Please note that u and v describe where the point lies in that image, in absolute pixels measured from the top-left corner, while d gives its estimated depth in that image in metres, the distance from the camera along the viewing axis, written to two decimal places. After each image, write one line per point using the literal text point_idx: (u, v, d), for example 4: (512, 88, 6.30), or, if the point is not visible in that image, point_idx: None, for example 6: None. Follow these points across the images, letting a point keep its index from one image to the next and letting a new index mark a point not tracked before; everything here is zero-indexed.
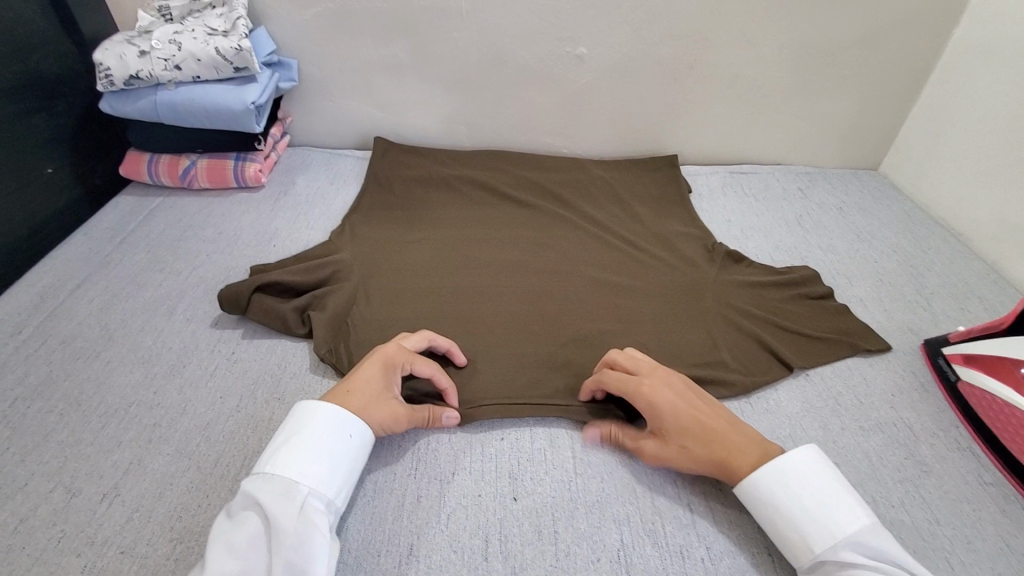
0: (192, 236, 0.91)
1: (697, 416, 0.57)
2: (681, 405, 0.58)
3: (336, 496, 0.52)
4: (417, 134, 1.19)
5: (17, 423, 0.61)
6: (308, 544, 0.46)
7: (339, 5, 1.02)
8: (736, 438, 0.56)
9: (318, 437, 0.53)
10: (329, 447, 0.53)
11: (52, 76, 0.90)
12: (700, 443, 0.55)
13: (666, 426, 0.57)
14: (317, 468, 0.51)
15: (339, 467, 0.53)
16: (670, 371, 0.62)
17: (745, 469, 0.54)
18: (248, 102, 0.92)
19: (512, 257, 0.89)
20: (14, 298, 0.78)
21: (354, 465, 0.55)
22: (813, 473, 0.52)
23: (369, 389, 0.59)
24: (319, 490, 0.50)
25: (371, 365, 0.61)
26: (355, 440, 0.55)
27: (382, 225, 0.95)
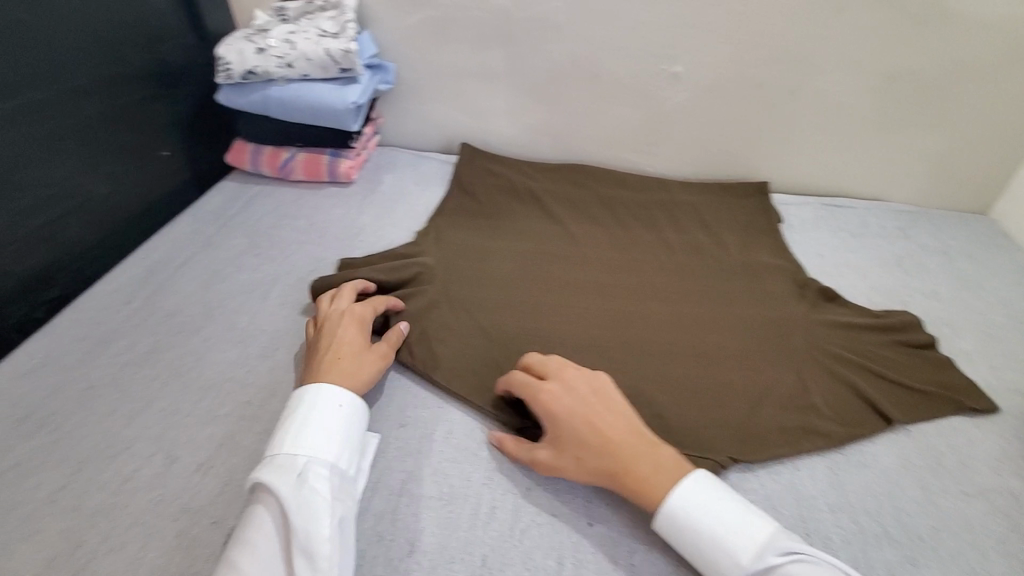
0: (285, 225, 0.95)
1: (599, 423, 0.56)
2: (578, 412, 0.57)
3: (343, 460, 0.54)
4: (502, 142, 1.21)
5: (125, 386, 0.65)
6: (309, 511, 0.48)
7: (442, 12, 1.05)
8: (632, 451, 0.54)
9: (309, 413, 0.55)
10: (322, 420, 0.55)
11: (177, 66, 0.97)
12: (595, 455, 0.55)
13: (563, 435, 0.57)
14: (316, 440, 0.54)
15: (338, 436, 0.55)
16: (579, 373, 0.61)
17: (644, 484, 0.53)
18: (349, 102, 0.96)
19: (592, 276, 0.88)
20: (128, 270, 0.84)
21: (353, 431, 0.57)
22: (712, 513, 0.51)
23: (347, 352, 0.63)
24: (320, 458, 0.52)
25: (340, 330, 0.66)
26: (347, 408, 0.57)
27: (465, 231, 0.97)
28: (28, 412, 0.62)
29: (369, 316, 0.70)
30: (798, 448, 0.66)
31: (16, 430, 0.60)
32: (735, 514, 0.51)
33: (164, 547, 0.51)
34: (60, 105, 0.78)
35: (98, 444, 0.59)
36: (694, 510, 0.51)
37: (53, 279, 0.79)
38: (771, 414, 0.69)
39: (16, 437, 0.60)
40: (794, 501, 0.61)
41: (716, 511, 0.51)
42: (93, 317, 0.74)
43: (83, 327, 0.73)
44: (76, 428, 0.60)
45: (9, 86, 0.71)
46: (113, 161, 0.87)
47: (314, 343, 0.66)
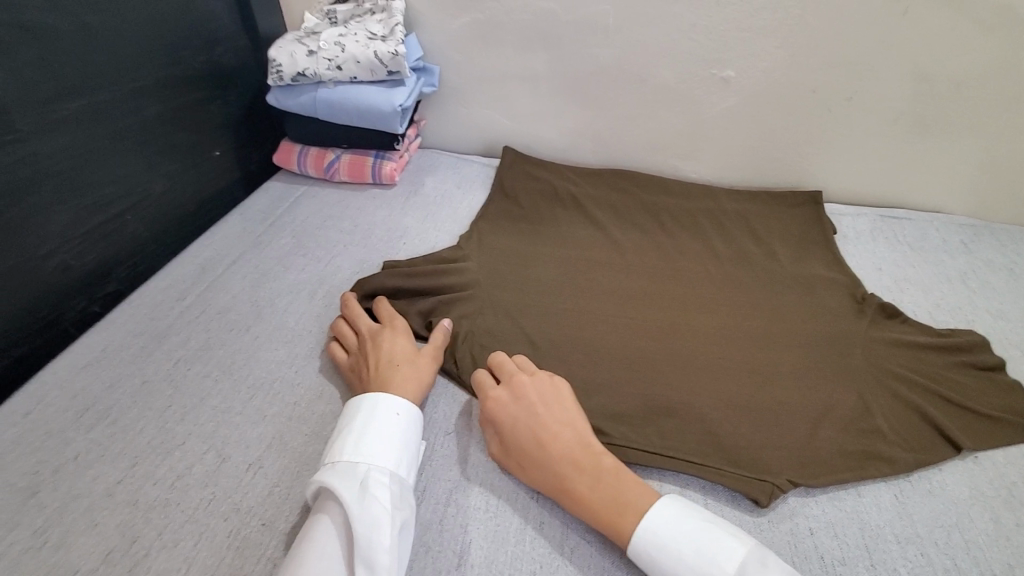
0: (330, 226, 0.96)
1: (544, 434, 0.57)
2: (522, 422, 0.59)
3: (402, 469, 0.54)
4: (543, 146, 1.19)
5: (178, 382, 0.66)
6: (371, 518, 0.48)
7: (488, 15, 1.04)
8: (569, 462, 0.55)
9: (368, 421, 0.55)
10: (381, 428, 0.55)
11: (230, 68, 0.98)
12: (535, 465, 0.56)
13: (509, 444, 0.58)
14: (375, 448, 0.53)
15: (397, 444, 0.55)
16: (528, 382, 0.62)
17: (578, 497, 0.53)
18: (395, 105, 0.97)
19: (638, 284, 0.86)
20: (180, 267, 0.85)
21: (410, 440, 0.57)
22: (680, 550, 0.49)
23: (400, 358, 0.64)
24: (380, 465, 0.52)
25: (387, 341, 0.66)
26: (405, 417, 0.57)
27: (508, 236, 0.96)
28: (87, 404, 0.63)
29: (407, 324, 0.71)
30: (859, 473, 0.63)
31: (76, 421, 0.61)
32: (705, 547, 0.48)
33: (216, 546, 0.51)
34: (121, 105, 0.80)
35: (153, 439, 0.60)
36: (661, 548, 0.49)
37: (110, 274, 0.81)
38: (830, 436, 0.66)
39: (75, 429, 0.60)
40: (857, 530, 0.58)
41: (685, 546, 0.49)
42: (147, 312, 0.76)
43: (138, 322, 0.74)
44: (132, 422, 0.61)
45: (76, 87, 0.73)
46: (169, 160, 0.89)
47: (362, 359, 0.65)
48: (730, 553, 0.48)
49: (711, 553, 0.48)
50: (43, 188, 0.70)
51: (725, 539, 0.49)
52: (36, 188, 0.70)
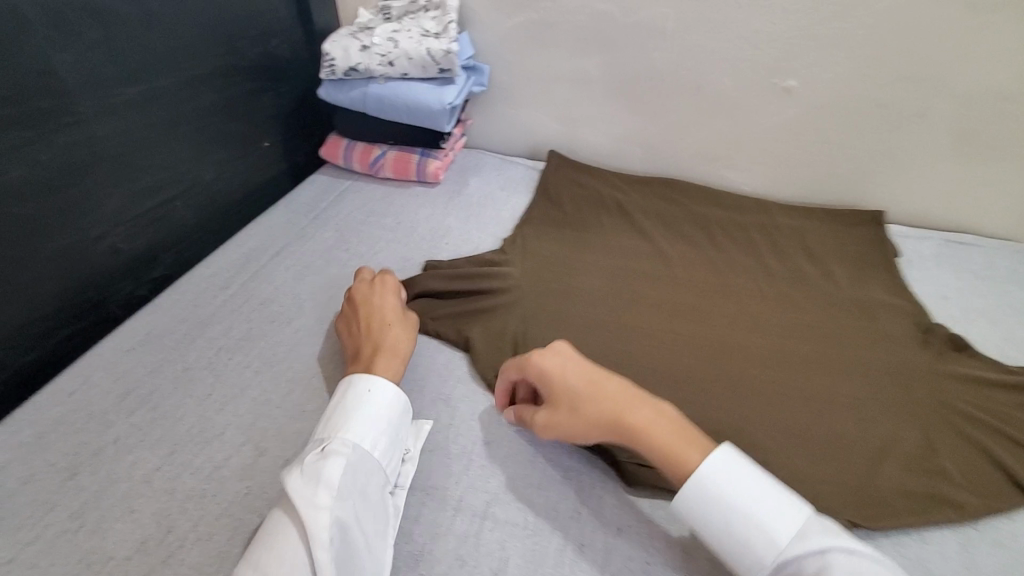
0: (373, 222, 0.95)
1: (596, 384, 0.56)
2: (571, 367, 0.57)
3: (370, 444, 0.53)
4: (590, 151, 1.17)
5: (220, 371, 0.66)
6: (313, 485, 0.48)
7: (543, 15, 1.03)
8: (627, 400, 0.54)
9: (345, 398, 0.56)
10: (353, 403, 0.55)
11: (284, 60, 0.99)
12: (590, 405, 0.54)
13: (558, 390, 0.57)
14: (342, 421, 0.54)
15: (367, 418, 0.54)
16: (567, 340, 0.62)
17: (641, 429, 0.52)
18: (445, 103, 0.96)
19: (687, 299, 0.83)
20: (224, 255, 0.85)
21: (388, 416, 0.56)
22: (739, 507, 0.47)
23: (388, 316, 0.67)
24: (343, 437, 0.52)
25: (377, 300, 0.69)
26: (378, 392, 0.56)
27: (553, 242, 0.94)
28: (129, 388, 0.63)
29: (398, 285, 0.73)
30: (921, 518, 0.58)
31: (118, 405, 0.61)
32: (768, 506, 0.46)
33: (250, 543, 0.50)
34: (178, 91, 0.80)
35: (191, 427, 0.59)
36: (718, 500, 0.48)
37: (157, 259, 0.82)
38: (890, 475, 0.61)
39: (117, 413, 0.60)
40: None
41: (745, 503, 0.47)
42: (191, 299, 0.76)
43: (182, 308, 0.74)
44: (172, 409, 0.61)
45: (135, 71, 0.73)
46: (220, 149, 0.89)
47: (354, 315, 0.68)
48: (792, 517, 0.46)
49: (774, 513, 0.46)
50: (98, 170, 0.71)
51: (784, 502, 0.47)
52: (92, 170, 0.71)
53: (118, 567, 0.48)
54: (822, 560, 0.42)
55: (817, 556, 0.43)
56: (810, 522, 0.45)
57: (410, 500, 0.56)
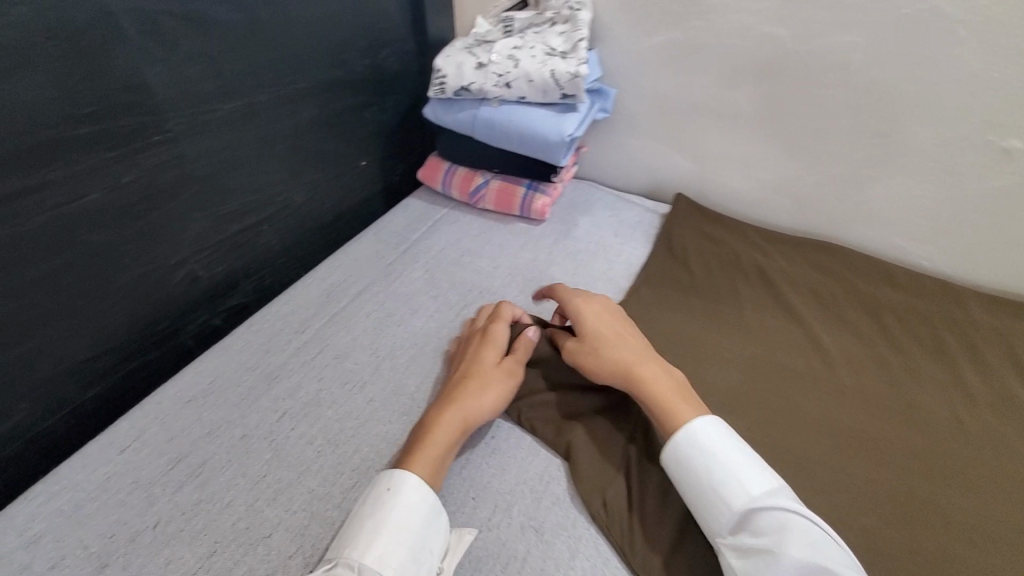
0: (467, 263, 0.84)
1: (623, 333, 0.61)
2: (603, 317, 0.63)
3: (381, 564, 0.44)
4: (723, 197, 0.99)
5: (280, 445, 0.56)
6: None
7: (691, 36, 0.86)
8: (642, 352, 0.59)
9: (361, 501, 0.48)
10: (365, 507, 0.47)
11: (391, 73, 0.90)
12: (609, 345, 0.59)
13: (585, 330, 0.62)
14: (352, 534, 0.46)
15: (382, 528, 0.45)
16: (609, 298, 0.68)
17: (644, 375, 0.56)
18: (564, 134, 0.82)
19: (849, 422, 0.65)
20: (305, 289, 0.77)
21: (410, 524, 0.46)
22: (721, 456, 0.49)
23: (473, 371, 0.58)
24: (349, 557, 0.44)
25: (472, 351, 0.61)
26: (393, 491, 0.47)
27: (676, 315, 0.77)
28: (181, 453, 0.55)
29: (500, 335, 0.62)
30: None
31: (166, 475, 0.53)
32: (745, 464, 0.49)
33: None
34: (276, 108, 0.72)
35: (238, 521, 0.50)
36: (701, 452, 0.50)
37: (237, 286, 0.75)
38: None
39: (163, 486, 0.52)
40: None
41: (726, 453, 0.50)
42: (263, 341, 0.68)
43: (252, 353, 0.66)
44: (222, 490, 0.52)
45: (232, 87, 0.66)
46: (314, 169, 0.81)
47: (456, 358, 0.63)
48: (763, 481, 0.48)
49: (751, 470, 0.49)
50: (184, 193, 0.64)
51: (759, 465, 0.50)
52: (178, 192, 0.64)
53: None
54: (788, 517, 0.45)
55: (782, 514, 0.45)
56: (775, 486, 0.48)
57: None
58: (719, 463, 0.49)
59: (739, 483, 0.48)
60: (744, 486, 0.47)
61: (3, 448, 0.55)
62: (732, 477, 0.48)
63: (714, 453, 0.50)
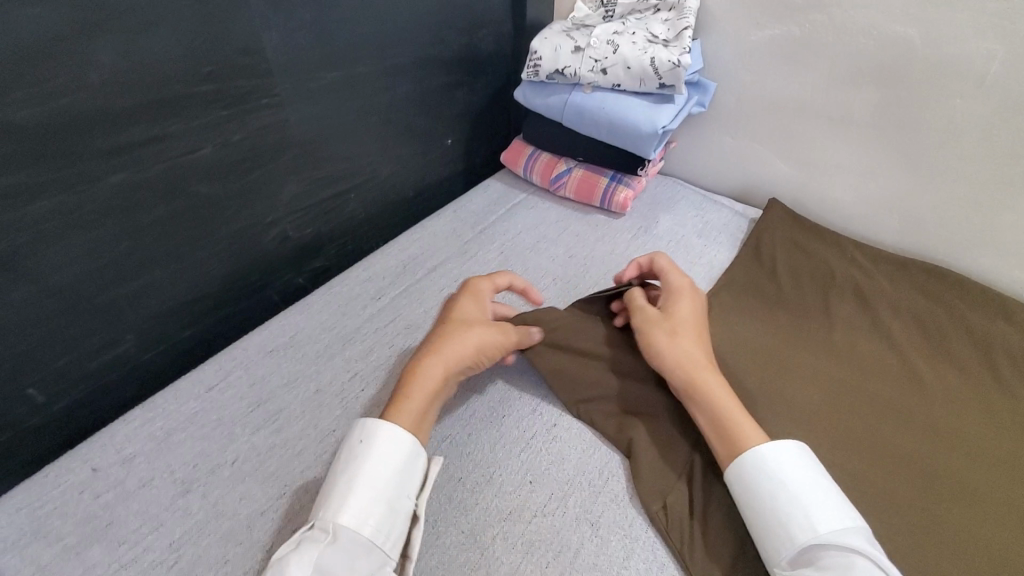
0: (541, 250, 0.83)
1: (697, 334, 0.58)
2: (696, 310, 0.61)
3: (359, 519, 0.44)
4: (822, 207, 0.92)
5: (350, 403, 0.58)
6: None
7: (808, 30, 0.80)
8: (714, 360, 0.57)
9: (334, 462, 0.48)
10: (340, 468, 0.47)
11: (486, 54, 0.90)
12: (694, 338, 0.57)
13: (676, 313, 0.59)
14: (326, 496, 0.45)
15: (356, 484, 0.45)
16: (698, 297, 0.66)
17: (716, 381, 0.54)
18: (657, 126, 0.79)
19: (950, 466, 0.59)
20: (384, 259, 0.79)
21: (385, 476, 0.46)
22: (790, 484, 0.46)
23: (455, 318, 0.58)
24: (323, 515, 0.44)
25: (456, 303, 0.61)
26: (365, 445, 0.47)
27: (758, 324, 0.73)
28: (260, 399, 0.58)
29: (489, 284, 0.63)
30: None
31: (246, 417, 0.56)
32: (815, 494, 0.46)
33: None
34: (375, 80, 0.74)
35: (307, 470, 0.52)
36: (767, 475, 0.47)
37: (321, 250, 0.79)
38: None
39: (243, 426, 0.56)
40: None
41: (797, 483, 0.46)
42: (341, 304, 0.70)
43: (331, 313, 0.69)
44: (294, 439, 0.55)
45: (336, 57, 0.68)
46: (403, 143, 0.83)
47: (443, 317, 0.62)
48: (834, 514, 0.44)
49: (823, 504, 0.45)
50: (283, 156, 0.67)
51: (834, 499, 0.46)
52: (278, 154, 0.67)
53: None
54: (855, 560, 0.42)
55: (847, 554, 0.42)
56: (848, 522, 0.44)
57: None
58: (786, 489, 0.46)
59: (805, 514, 0.45)
60: (810, 517, 0.44)
61: (109, 373, 0.60)
62: (799, 507, 0.45)
63: (782, 479, 0.46)
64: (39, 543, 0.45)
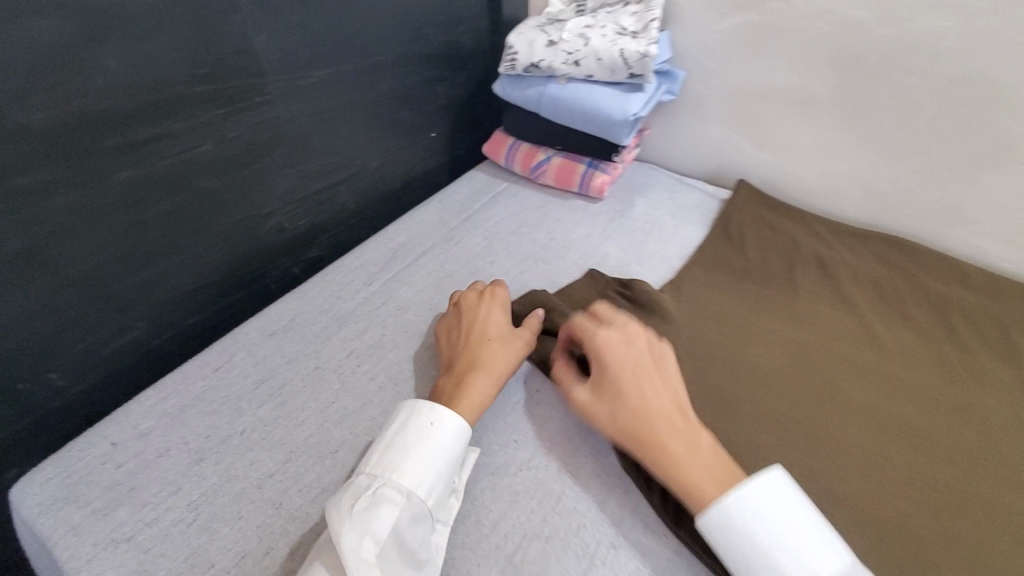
0: (524, 234, 0.88)
1: (634, 405, 0.52)
2: (625, 368, 0.55)
3: (426, 490, 0.49)
4: (788, 187, 0.97)
5: (347, 378, 0.63)
6: (361, 537, 0.45)
7: (768, 18, 0.85)
8: (669, 419, 0.51)
9: (406, 430, 0.52)
10: (412, 437, 0.51)
11: (465, 49, 0.94)
12: (628, 416, 0.52)
13: (607, 386, 0.54)
14: (398, 459, 0.50)
15: (427, 455, 0.50)
16: (639, 328, 0.58)
17: (672, 455, 0.49)
18: (628, 113, 0.84)
19: (902, 414, 0.64)
20: (374, 248, 0.83)
21: (450, 454, 0.51)
22: (762, 542, 0.45)
23: (489, 330, 0.63)
24: (396, 481, 0.48)
25: (481, 312, 0.65)
26: (439, 428, 0.52)
27: (727, 295, 0.78)
28: (264, 376, 0.63)
29: (507, 296, 0.69)
30: None
31: (251, 392, 0.61)
32: (789, 545, 0.44)
33: None
34: (360, 77, 0.79)
35: (309, 437, 0.57)
36: (738, 534, 0.45)
37: (315, 241, 0.83)
38: None
39: (249, 400, 0.60)
40: None
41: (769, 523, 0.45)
42: (335, 290, 0.75)
43: (326, 299, 0.73)
44: (297, 410, 0.59)
45: (324, 56, 0.72)
46: (389, 137, 0.88)
47: (455, 325, 0.65)
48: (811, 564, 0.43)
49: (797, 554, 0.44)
50: (277, 151, 0.72)
51: (811, 543, 0.44)
52: (272, 149, 0.71)
53: None
54: None
55: None
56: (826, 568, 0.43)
57: None
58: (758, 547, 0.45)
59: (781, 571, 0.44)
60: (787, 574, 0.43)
61: (122, 358, 0.65)
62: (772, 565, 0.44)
63: (753, 537, 0.45)
64: (70, 507, 0.50)
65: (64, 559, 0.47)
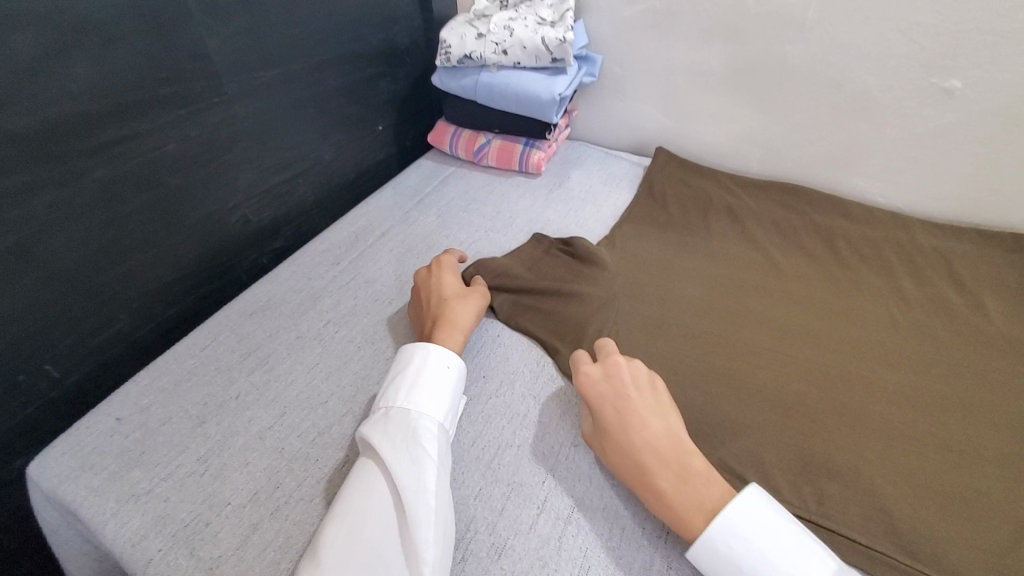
0: (473, 209, 0.97)
1: (620, 439, 0.55)
2: (608, 403, 0.57)
3: (448, 423, 0.57)
4: (700, 150, 1.11)
5: (328, 342, 0.70)
6: (421, 459, 0.52)
7: (665, 3, 0.97)
8: (655, 451, 0.53)
9: (429, 373, 0.59)
10: (437, 378, 0.59)
11: (402, 47, 1.02)
12: (614, 451, 0.55)
13: (596, 424, 0.57)
14: (427, 396, 0.57)
15: (449, 394, 0.59)
16: (629, 365, 0.60)
17: (659, 487, 0.51)
18: (555, 94, 0.94)
19: (801, 320, 0.77)
20: (336, 233, 0.90)
21: (459, 394, 0.61)
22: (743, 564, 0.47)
23: (444, 293, 0.71)
24: (432, 415, 0.56)
25: (434, 279, 0.73)
26: (453, 372, 0.61)
27: (655, 244, 0.90)
28: (250, 349, 0.69)
29: (453, 261, 0.77)
30: None
31: (240, 363, 0.67)
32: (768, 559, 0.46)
33: None
34: (307, 77, 0.85)
35: (300, 393, 0.64)
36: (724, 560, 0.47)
37: (279, 231, 0.89)
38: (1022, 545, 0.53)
39: (240, 369, 0.66)
40: None
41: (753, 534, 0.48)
42: (306, 272, 0.82)
43: (298, 280, 0.80)
44: (285, 373, 0.66)
45: (272, 58, 0.78)
46: (339, 131, 0.94)
47: (415, 297, 0.73)
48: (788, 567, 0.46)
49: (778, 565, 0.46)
50: (237, 148, 0.78)
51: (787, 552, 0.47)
52: (232, 146, 0.77)
53: (234, 512, 0.53)
54: None
55: None
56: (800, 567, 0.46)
57: (495, 492, 0.57)
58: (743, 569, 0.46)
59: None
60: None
61: (109, 349, 0.70)
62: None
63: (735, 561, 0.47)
64: (87, 474, 0.55)
65: (90, 515, 0.53)
